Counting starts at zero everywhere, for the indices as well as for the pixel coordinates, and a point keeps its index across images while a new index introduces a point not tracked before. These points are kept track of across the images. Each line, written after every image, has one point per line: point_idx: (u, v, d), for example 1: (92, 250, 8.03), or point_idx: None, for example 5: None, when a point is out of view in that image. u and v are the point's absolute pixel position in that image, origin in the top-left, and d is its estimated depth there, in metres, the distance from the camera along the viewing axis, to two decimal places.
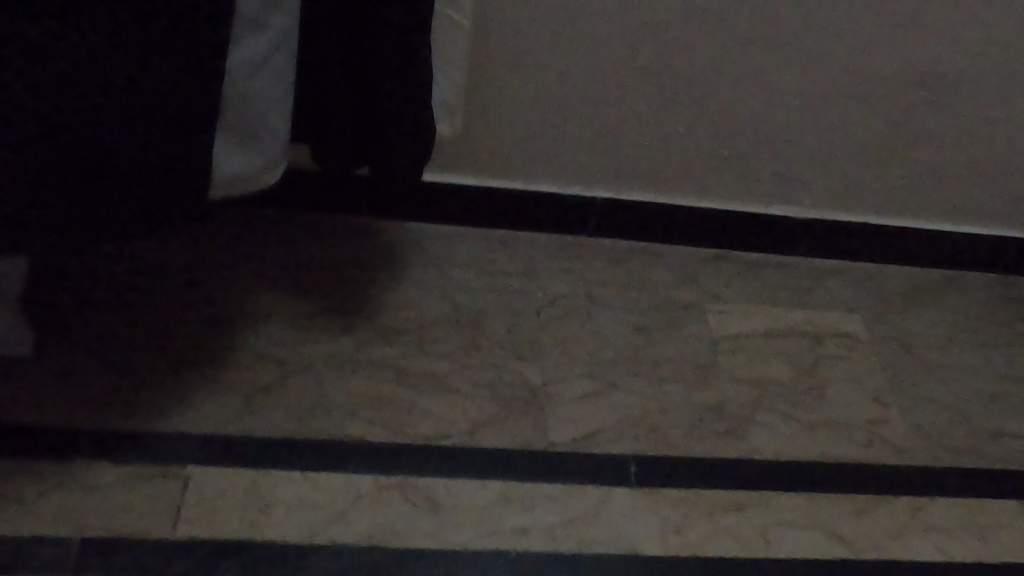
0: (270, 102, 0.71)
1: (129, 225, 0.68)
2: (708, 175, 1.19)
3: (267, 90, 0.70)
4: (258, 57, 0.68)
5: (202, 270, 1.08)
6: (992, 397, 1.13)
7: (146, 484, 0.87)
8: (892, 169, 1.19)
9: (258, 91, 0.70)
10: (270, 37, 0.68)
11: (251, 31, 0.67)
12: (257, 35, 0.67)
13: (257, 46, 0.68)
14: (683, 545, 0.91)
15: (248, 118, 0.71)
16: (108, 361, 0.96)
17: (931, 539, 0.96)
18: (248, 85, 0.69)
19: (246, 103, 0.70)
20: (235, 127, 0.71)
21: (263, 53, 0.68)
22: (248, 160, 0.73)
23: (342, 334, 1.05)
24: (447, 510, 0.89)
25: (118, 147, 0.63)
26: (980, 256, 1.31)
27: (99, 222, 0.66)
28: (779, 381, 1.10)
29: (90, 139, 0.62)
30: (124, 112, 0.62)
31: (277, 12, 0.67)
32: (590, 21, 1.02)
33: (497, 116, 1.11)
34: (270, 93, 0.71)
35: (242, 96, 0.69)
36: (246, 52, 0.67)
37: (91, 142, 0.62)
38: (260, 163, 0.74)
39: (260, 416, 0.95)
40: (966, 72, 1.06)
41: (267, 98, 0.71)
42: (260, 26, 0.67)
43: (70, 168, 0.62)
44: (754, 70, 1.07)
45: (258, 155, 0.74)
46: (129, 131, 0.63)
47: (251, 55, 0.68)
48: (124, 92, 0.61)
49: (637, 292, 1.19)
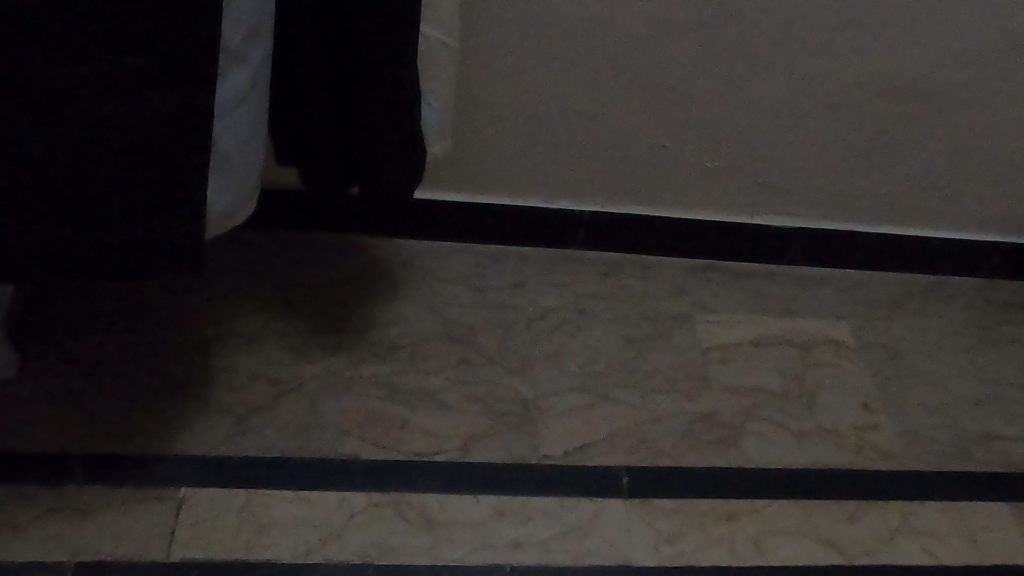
0: (248, 129, 0.72)
1: (122, 256, 0.68)
2: (694, 187, 1.21)
3: (248, 120, 0.71)
4: (240, 88, 0.68)
5: (193, 290, 1.09)
6: (979, 401, 1.15)
7: (138, 505, 0.87)
8: (876, 177, 1.20)
9: (241, 122, 0.70)
10: (251, 67, 0.68)
11: (234, 64, 0.67)
12: (240, 67, 0.67)
13: (240, 78, 0.68)
14: (675, 554, 0.91)
15: (233, 149, 0.71)
16: (101, 384, 0.96)
17: (922, 542, 0.97)
18: (231, 117, 0.69)
19: (231, 135, 0.70)
20: (223, 162, 0.71)
21: (246, 84, 0.69)
22: (234, 192, 0.73)
23: (334, 352, 1.05)
24: (440, 525, 0.90)
25: (112, 173, 0.64)
26: (964, 262, 1.32)
27: (92, 251, 0.67)
28: (769, 390, 1.11)
29: (86, 166, 0.63)
30: (121, 139, 0.63)
31: (255, 43, 0.68)
32: (576, 38, 1.03)
33: (485, 133, 1.12)
34: (249, 122, 0.71)
35: (227, 129, 0.69)
36: (228, 85, 0.67)
37: (88, 168, 0.63)
38: (241, 191, 0.75)
39: (252, 436, 0.95)
40: (945, 80, 1.08)
41: (247, 126, 0.71)
42: (239, 56, 0.67)
43: (61, 194, 0.64)
44: (739, 82, 1.08)
45: (239, 184, 0.74)
46: (118, 158, 0.64)
47: (234, 88, 0.68)
48: (121, 119, 0.62)
49: (626, 304, 1.20)
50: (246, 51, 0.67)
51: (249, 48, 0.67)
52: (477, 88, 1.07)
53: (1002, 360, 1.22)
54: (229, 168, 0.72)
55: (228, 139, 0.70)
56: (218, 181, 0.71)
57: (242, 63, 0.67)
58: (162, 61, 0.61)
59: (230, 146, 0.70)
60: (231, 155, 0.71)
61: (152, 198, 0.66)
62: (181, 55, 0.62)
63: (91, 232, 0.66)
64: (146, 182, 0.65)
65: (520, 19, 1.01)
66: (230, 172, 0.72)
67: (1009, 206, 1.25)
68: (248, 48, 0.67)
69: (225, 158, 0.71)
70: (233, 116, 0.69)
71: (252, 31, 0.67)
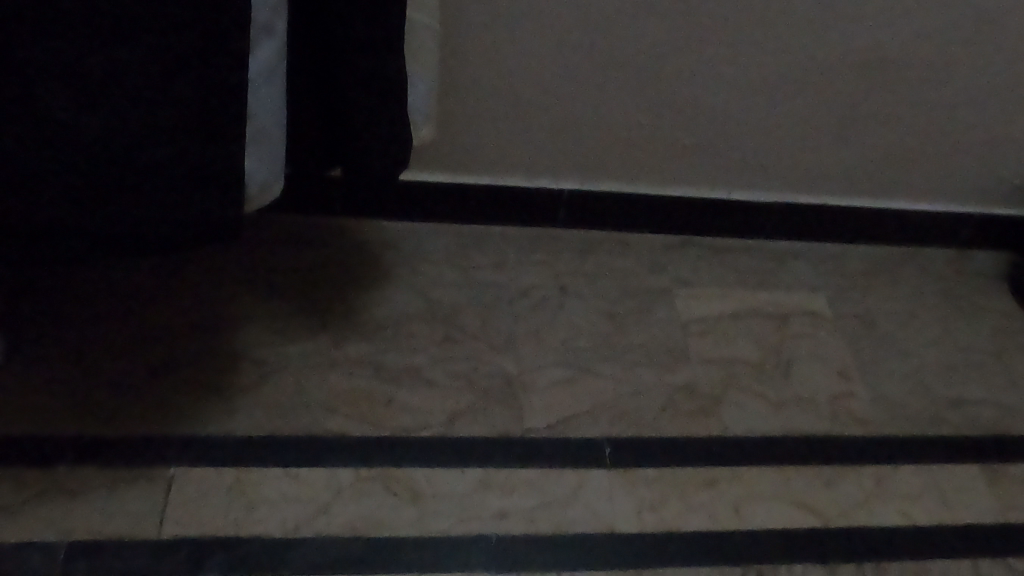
0: (281, 99, 0.73)
1: (107, 233, 0.69)
2: (671, 164, 1.22)
3: (280, 89, 0.72)
4: (271, 59, 0.69)
5: (177, 274, 1.09)
6: (951, 368, 1.17)
7: (130, 485, 0.88)
8: (850, 150, 1.22)
9: (273, 92, 0.71)
10: (280, 38, 0.69)
11: (263, 36, 0.67)
12: (269, 39, 0.68)
13: (270, 49, 0.68)
14: (658, 520, 0.94)
15: (268, 119, 0.72)
16: (87, 369, 0.97)
17: (896, 504, 1.00)
18: (265, 90, 0.70)
19: (265, 106, 0.71)
20: (260, 134, 0.72)
21: (275, 55, 0.69)
22: (269, 165, 0.74)
23: (320, 333, 1.06)
24: (428, 498, 0.92)
25: (102, 156, 0.65)
26: (938, 233, 1.35)
27: (75, 226, 0.67)
28: (748, 361, 1.13)
29: (75, 146, 0.64)
30: (106, 116, 0.63)
31: (281, 14, 0.68)
32: (552, 16, 1.04)
33: (465, 113, 1.13)
34: (281, 92, 0.72)
35: (261, 100, 0.70)
36: (260, 57, 0.68)
37: (73, 145, 0.64)
38: (279, 163, 0.76)
39: (242, 416, 0.96)
40: (916, 53, 1.10)
41: (279, 96, 0.72)
42: (266, 30, 0.67)
43: (52, 176, 0.65)
44: (712, 57, 1.09)
45: (274, 157, 0.75)
46: (108, 142, 0.64)
47: (265, 60, 0.69)
48: (107, 96, 0.62)
49: (606, 280, 1.22)
50: (274, 23, 0.68)
51: (275, 21, 0.68)
52: (455, 67, 1.08)
53: (974, 328, 1.24)
54: (266, 139, 0.73)
55: (263, 110, 0.71)
56: (256, 154, 0.73)
57: (270, 35, 0.68)
58: (147, 39, 0.61)
59: (265, 117, 0.71)
60: (267, 126, 0.72)
61: (138, 176, 0.67)
62: (165, 34, 0.62)
63: (79, 212, 0.67)
64: (132, 159, 0.66)
65: None
66: (268, 143, 0.73)
67: (979, 177, 1.28)
68: (275, 21, 0.68)
69: (261, 131, 0.72)
70: (266, 87, 0.70)
71: (279, 3, 0.67)
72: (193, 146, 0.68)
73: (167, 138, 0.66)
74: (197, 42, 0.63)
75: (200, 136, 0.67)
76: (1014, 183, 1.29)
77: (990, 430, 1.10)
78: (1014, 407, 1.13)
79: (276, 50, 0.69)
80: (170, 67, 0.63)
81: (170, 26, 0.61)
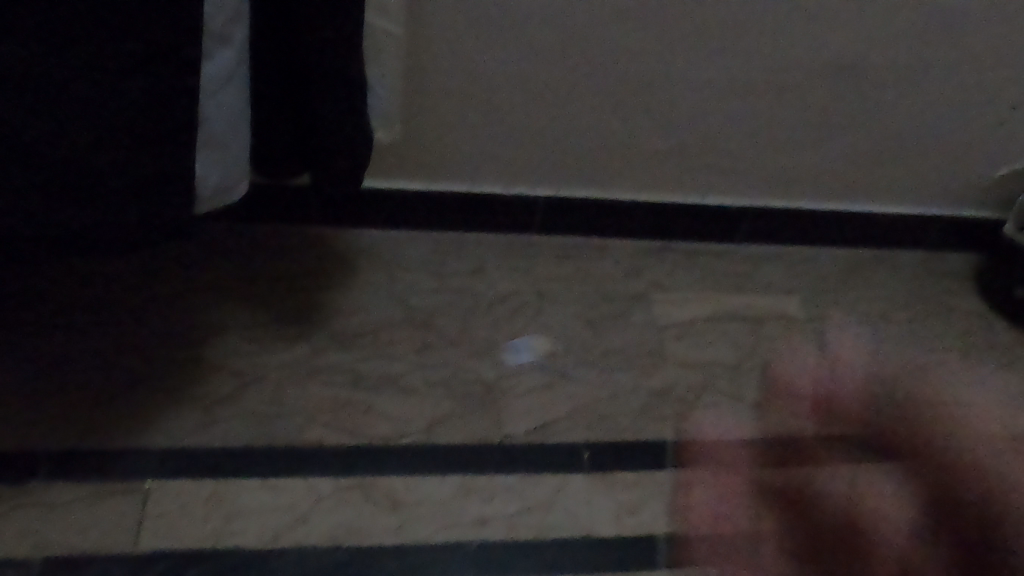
0: (237, 106, 0.74)
1: (78, 240, 0.68)
2: (646, 170, 1.24)
3: (236, 97, 0.73)
4: (226, 68, 0.70)
5: (151, 285, 1.09)
6: (922, 367, 1.20)
7: (104, 499, 0.87)
8: (820, 156, 1.25)
9: (229, 100, 0.72)
10: (236, 47, 0.70)
11: (219, 44, 0.69)
12: (225, 47, 0.69)
13: (226, 57, 0.70)
14: (637, 524, 0.94)
15: (223, 126, 0.73)
16: (61, 381, 0.96)
17: (870, 503, 1.01)
18: (220, 96, 0.71)
19: (221, 113, 0.72)
20: (215, 140, 0.73)
21: (231, 63, 0.71)
22: (224, 171, 0.75)
23: (297, 342, 1.06)
24: (408, 507, 0.92)
25: (81, 166, 0.65)
26: (907, 235, 1.38)
27: (45, 234, 0.67)
28: (723, 364, 1.15)
29: (56, 157, 0.64)
30: (77, 120, 0.63)
31: (238, 24, 0.70)
32: (527, 25, 1.05)
33: (439, 121, 1.13)
34: (237, 100, 0.73)
35: (216, 108, 0.71)
36: (216, 66, 0.69)
37: (49, 152, 0.63)
38: (235, 168, 0.76)
39: (217, 427, 0.96)
40: (882, 60, 1.12)
41: (236, 104, 0.73)
42: (222, 38, 0.69)
43: (34, 190, 0.64)
44: (685, 65, 1.11)
45: (230, 163, 0.75)
46: (87, 151, 0.65)
47: (220, 68, 0.70)
48: (78, 97, 0.62)
49: (583, 286, 1.23)
50: (231, 32, 0.69)
51: (232, 29, 0.69)
52: (428, 76, 1.08)
53: (944, 328, 1.27)
54: (220, 146, 0.74)
55: (217, 118, 0.72)
56: (211, 159, 0.73)
57: (226, 44, 0.69)
58: (114, 39, 0.61)
59: (220, 124, 0.72)
60: (222, 133, 0.73)
61: (109, 181, 0.66)
62: (132, 38, 0.62)
63: (61, 224, 0.66)
64: (104, 163, 0.66)
65: (469, 8, 1.02)
66: (223, 150, 0.74)
67: (946, 180, 1.30)
68: (232, 30, 0.69)
69: (217, 137, 0.73)
70: (221, 95, 0.71)
71: (236, 12, 0.69)
72: (162, 150, 0.67)
73: (138, 142, 0.66)
74: (163, 45, 0.63)
75: (168, 140, 0.67)
76: (979, 186, 1.32)
77: (961, 429, 1.12)
78: (984, 406, 1.16)
79: (232, 59, 0.70)
80: (138, 69, 0.63)
81: (136, 28, 0.62)
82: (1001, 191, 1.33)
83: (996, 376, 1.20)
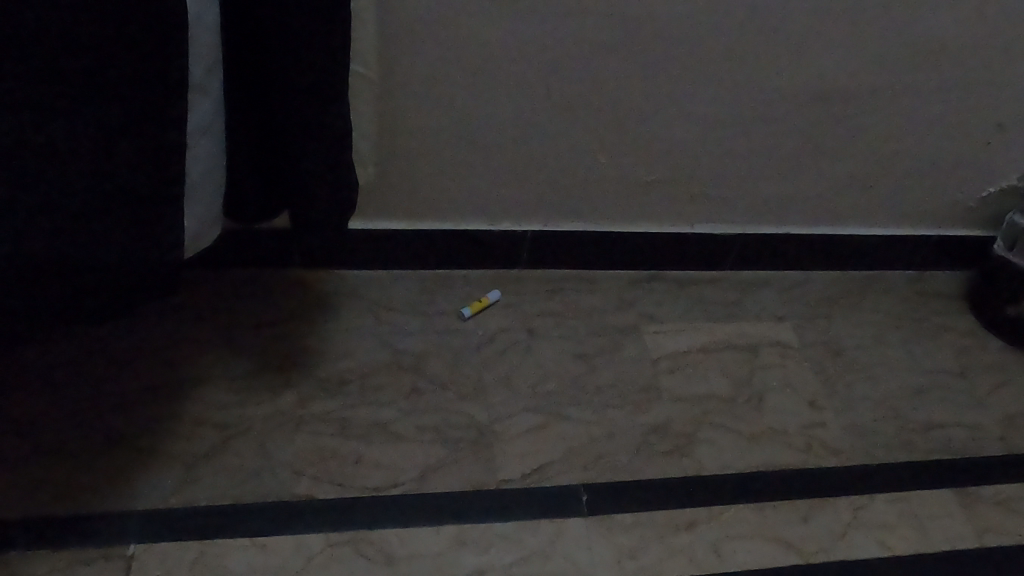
0: (216, 154, 0.74)
1: (70, 309, 0.66)
2: (632, 199, 1.22)
3: (213, 147, 0.73)
4: (206, 119, 0.71)
5: (132, 339, 1.06)
6: (920, 391, 1.18)
7: (87, 567, 0.84)
8: (809, 179, 1.23)
9: (208, 151, 0.72)
10: (213, 98, 0.71)
11: (199, 96, 0.69)
12: (204, 98, 0.70)
13: (206, 108, 0.70)
14: (640, 567, 0.91)
15: (201, 176, 0.73)
16: (38, 445, 0.93)
17: (876, 535, 0.99)
18: (200, 148, 0.71)
19: (199, 164, 0.72)
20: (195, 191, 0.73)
21: (210, 113, 0.71)
22: (201, 220, 0.75)
23: (283, 393, 1.03)
24: (404, 560, 0.89)
25: (76, 235, 0.63)
26: (897, 256, 1.37)
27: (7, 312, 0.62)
28: (718, 395, 1.13)
29: (58, 231, 0.62)
30: (30, 179, 0.59)
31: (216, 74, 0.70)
32: (509, 65, 1.04)
33: (424, 161, 1.12)
34: (215, 150, 0.74)
35: (197, 158, 0.71)
36: (196, 117, 0.69)
37: (50, 229, 0.61)
38: (211, 216, 0.77)
39: (203, 485, 0.93)
40: (867, 84, 1.12)
41: (213, 152, 0.73)
42: (201, 91, 0.69)
43: (40, 272, 0.62)
44: (669, 99, 1.10)
45: (207, 211, 0.76)
46: (82, 218, 0.63)
47: (200, 118, 0.70)
48: (34, 155, 0.59)
49: (574, 321, 1.21)
50: (210, 83, 0.70)
51: (210, 80, 0.70)
52: (410, 115, 1.07)
53: (940, 348, 1.26)
54: (199, 197, 0.74)
55: (197, 169, 0.72)
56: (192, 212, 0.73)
57: (206, 95, 0.70)
58: (74, 96, 0.58)
59: (199, 174, 0.72)
60: (201, 183, 0.73)
61: (81, 243, 0.63)
62: (99, 95, 0.59)
63: (63, 298, 0.65)
64: (68, 227, 0.62)
65: (449, 52, 1.01)
66: (201, 199, 0.74)
67: (933, 200, 1.30)
68: (210, 81, 0.69)
69: (196, 187, 0.73)
70: (200, 145, 0.71)
71: (212, 65, 0.69)
72: (132, 205, 0.65)
73: (102, 201, 0.63)
74: (133, 95, 0.61)
75: (131, 197, 0.64)
76: (968, 205, 1.32)
77: (963, 453, 1.10)
78: (986, 428, 1.14)
79: (210, 109, 0.71)
80: (105, 126, 0.61)
81: (101, 83, 0.59)
82: (988, 209, 1.33)
83: (995, 395, 1.19)
